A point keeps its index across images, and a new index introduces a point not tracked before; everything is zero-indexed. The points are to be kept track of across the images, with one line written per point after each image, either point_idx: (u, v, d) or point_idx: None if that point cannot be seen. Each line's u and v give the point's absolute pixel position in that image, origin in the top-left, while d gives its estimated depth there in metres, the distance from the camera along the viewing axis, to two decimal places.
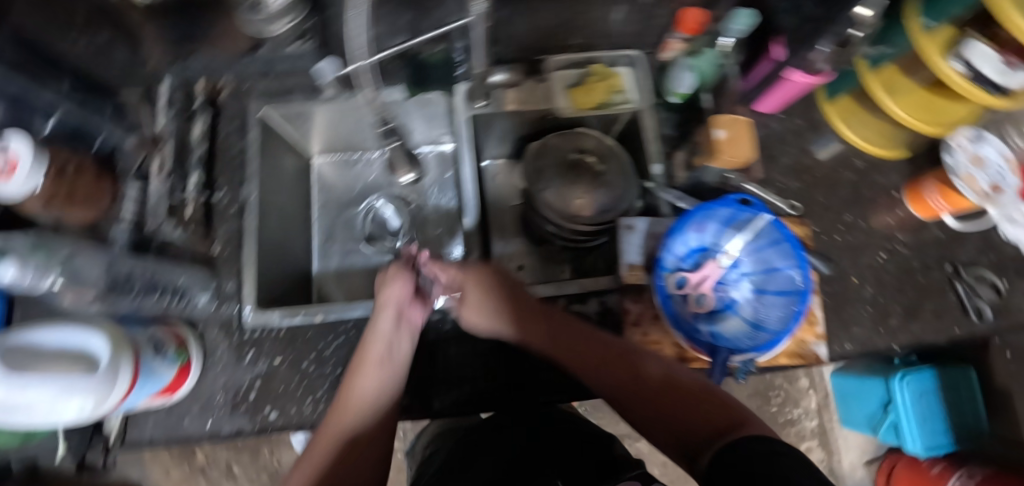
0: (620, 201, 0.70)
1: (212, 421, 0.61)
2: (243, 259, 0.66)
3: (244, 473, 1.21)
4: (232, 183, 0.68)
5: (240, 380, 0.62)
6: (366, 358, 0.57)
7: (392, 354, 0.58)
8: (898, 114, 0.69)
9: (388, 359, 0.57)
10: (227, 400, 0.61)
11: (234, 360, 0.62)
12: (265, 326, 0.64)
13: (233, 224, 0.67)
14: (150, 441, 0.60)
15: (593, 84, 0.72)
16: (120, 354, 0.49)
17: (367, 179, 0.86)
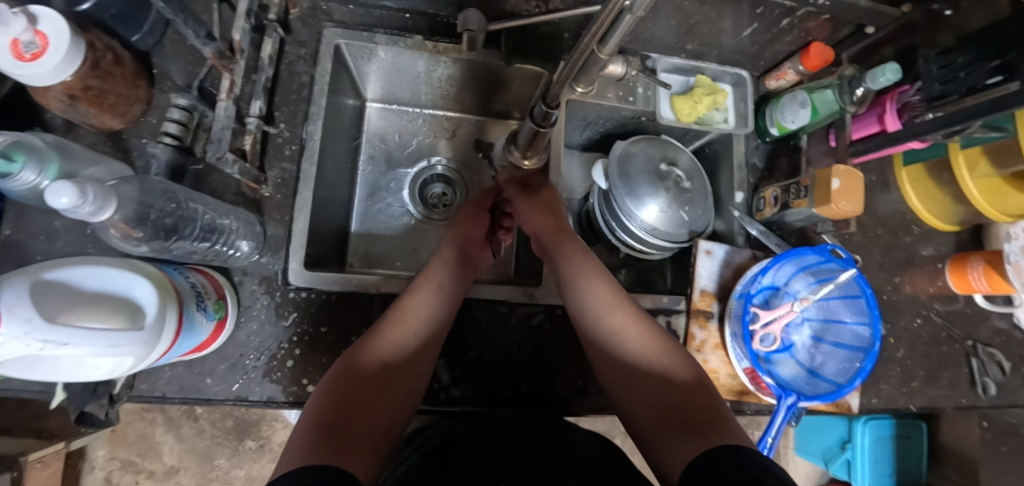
0: (702, 222, 0.68)
1: (240, 385, 0.54)
2: (294, 207, 0.58)
3: (208, 415, 1.14)
4: (292, 118, 0.60)
5: (277, 344, 0.55)
6: (407, 307, 0.53)
7: (429, 300, 0.54)
8: (972, 193, 0.70)
9: (424, 306, 0.53)
10: (259, 364, 0.54)
11: (273, 321, 0.55)
12: (312, 288, 0.57)
13: (288, 165, 0.59)
14: (162, 397, 0.53)
15: (699, 96, 0.68)
16: (167, 306, 0.41)
17: (422, 139, 0.78)
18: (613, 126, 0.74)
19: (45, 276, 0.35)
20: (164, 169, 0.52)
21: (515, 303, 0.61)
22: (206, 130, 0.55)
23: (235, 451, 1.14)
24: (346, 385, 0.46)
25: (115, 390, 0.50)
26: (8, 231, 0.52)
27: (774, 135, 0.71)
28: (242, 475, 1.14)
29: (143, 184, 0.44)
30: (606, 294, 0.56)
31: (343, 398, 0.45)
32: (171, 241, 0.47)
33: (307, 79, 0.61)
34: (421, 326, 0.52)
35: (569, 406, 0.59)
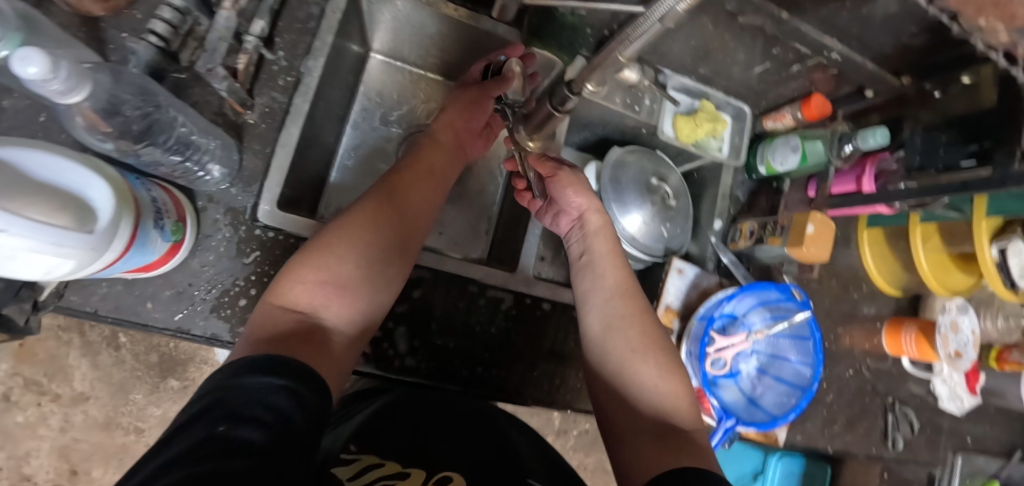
0: (680, 241, 0.70)
1: (183, 315, 0.50)
2: (277, 141, 0.55)
3: (132, 346, 1.07)
4: (293, 48, 0.56)
5: (231, 280, 0.52)
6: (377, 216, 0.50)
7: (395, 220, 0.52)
8: (921, 264, 0.75)
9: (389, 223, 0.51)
10: (209, 298, 0.51)
11: (233, 254, 0.52)
12: (279, 229, 0.53)
13: (279, 96, 0.55)
14: (93, 314, 0.48)
15: (701, 120, 0.69)
16: (122, 214, 0.38)
17: (421, 103, 0.76)
18: (612, 132, 0.75)
19: None
20: (142, 70, 0.48)
21: (487, 284, 0.60)
22: (197, 39, 0.51)
23: (154, 389, 1.08)
24: (293, 302, 0.43)
25: (41, 298, 0.46)
26: None
27: (761, 174, 0.73)
28: (158, 414, 1.08)
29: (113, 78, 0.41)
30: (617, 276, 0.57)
31: (308, 297, 0.44)
32: (141, 146, 0.44)
33: (317, 11, 0.58)
34: (393, 229, 0.51)
35: (523, 395, 0.59)
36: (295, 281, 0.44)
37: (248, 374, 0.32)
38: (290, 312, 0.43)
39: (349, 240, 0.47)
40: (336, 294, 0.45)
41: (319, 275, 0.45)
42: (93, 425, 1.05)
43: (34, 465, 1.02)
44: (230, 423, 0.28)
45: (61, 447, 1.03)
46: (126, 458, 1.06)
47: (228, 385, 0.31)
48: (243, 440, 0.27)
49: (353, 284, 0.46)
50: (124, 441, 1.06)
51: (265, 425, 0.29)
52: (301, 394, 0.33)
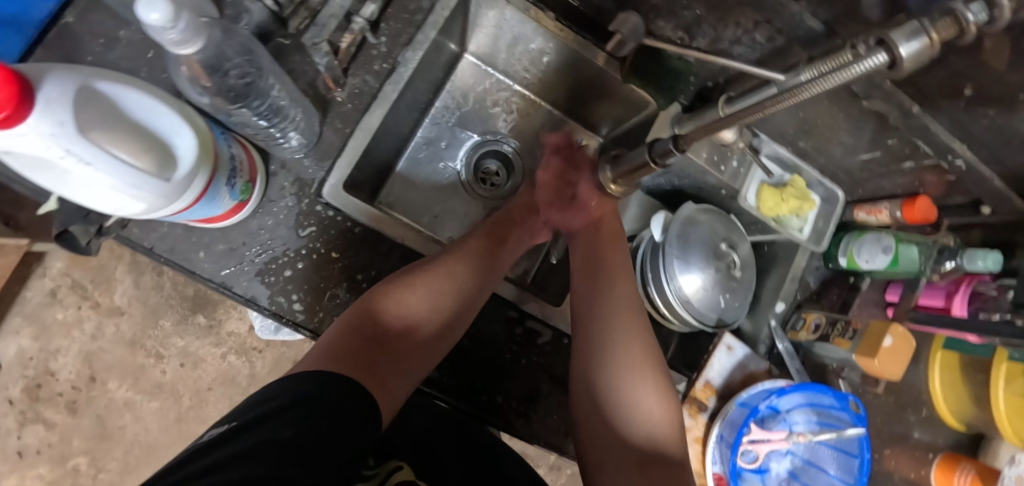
0: (737, 316, 0.65)
1: (229, 272, 0.51)
2: (358, 124, 0.54)
3: (173, 276, 1.11)
4: (396, 36, 0.56)
5: (282, 249, 0.52)
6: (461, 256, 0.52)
7: (476, 262, 0.53)
8: (999, 405, 0.67)
9: (469, 265, 0.52)
10: (257, 261, 0.51)
11: (290, 223, 0.52)
12: (338, 210, 0.53)
13: (371, 80, 0.55)
14: (149, 250, 0.49)
15: (789, 195, 0.65)
16: (200, 169, 0.38)
17: (503, 113, 0.75)
18: (689, 185, 0.71)
19: (96, 86, 0.33)
20: (252, 30, 0.49)
21: (528, 312, 0.58)
22: (309, 10, 0.52)
23: (182, 320, 1.12)
24: (372, 322, 0.46)
25: (106, 224, 0.47)
26: (68, 18, 0.49)
27: (840, 265, 0.68)
28: (180, 346, 1.12)
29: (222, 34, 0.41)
30: (627, 306, 0.52)
31: (381, 326, 0.46)
32: (233, 107, 0.45)
33: (427, 5, 0.58)
34: (475, 274, 0.52)
35: (538, 435, 0.56)
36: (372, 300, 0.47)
37: (318, 384, 0.36)
38: (367, 331, 0.45)
39: (427, 274, 0.50)
40: (407, 323, 0.48)
41: (397, 307, 0.47)
42: (120, 340, 1.09)
43: (61, 362, 1.08)
44: (292, 432, 0.31)
45: (88, 352, 1.08)
46: (141, 379, 1.10)
47: (293, 393, 0.34)
48: (300, 451, 0.30)
49: (423, 317, 0.49)
50: (144, 362, 1.10)
51: (320, 437, 0.32)
52: (353, 422, 0.35)
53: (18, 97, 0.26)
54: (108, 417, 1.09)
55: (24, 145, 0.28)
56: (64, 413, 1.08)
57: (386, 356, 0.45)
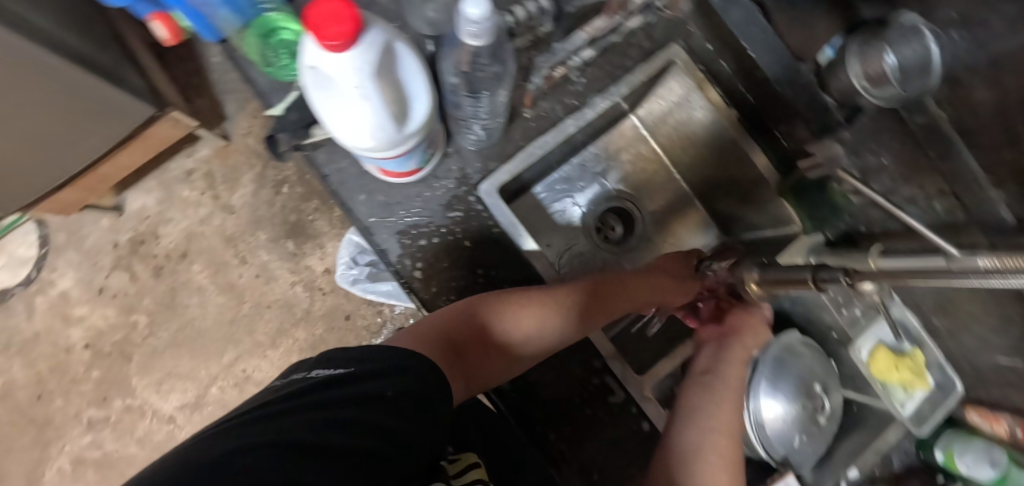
0: (806, 461, 0.63)
1: (376, 221, 0.57)
2: (533, 141, 0.60)
3: (277, 203, 1.31)
4: (593, 81, 0.62)
5: (426, 220, 0.57)
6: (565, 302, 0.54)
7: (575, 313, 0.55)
8: None
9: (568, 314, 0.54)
10: (403, 220, 0.57)
11: (442, 201, 0.57)
12: (487, 207, 0.57)
13: (559, 110, 0.61)
14: (325, 177, 0.57)
15: (903, 364, 0.62)
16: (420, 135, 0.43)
17: (643, 176, 0.78)
18: (799, 314, 0.70)
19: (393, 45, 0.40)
20: None
21: (608, 366, 0.59)
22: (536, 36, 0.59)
23: (275, 239, 1.30)
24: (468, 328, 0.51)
25: (303, 142, 0.55)
26: None
27: (935, 459, 0.67)
28: (263, 259, 1.30)
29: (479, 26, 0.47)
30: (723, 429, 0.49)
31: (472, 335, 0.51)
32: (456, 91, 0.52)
33: (629, 65, 0.63)
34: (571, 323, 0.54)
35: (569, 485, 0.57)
36: (473, 307, 0.53)
37: (415, 360, 0.43)
38: (459, 333, 0.51)
39: (529, 305, 0.53)
40: (498, 343, 0.53)
41: (492, 324, 0.52)
42: (219, 235, 1.30)
43: (165, 233, 1.30)
44: (394, 392, 0.39)
45: (190, 233, 1.30)
46: (221, 272, 1.29)
47: (394, 362, 0.41)
48: (396, 409, 0.38)
49: (511, 341, 0.53)
50: (230, 259, 1.30)
51: (411, 407, 0.40)
52: (438, 398, 0.43)
53: (352, 33, 0.33)
54: (180, 292, 1.30)
55: (332, 70, 0.35)
56: (150, 273, 1.30)
57: (472, 361, 0.51)
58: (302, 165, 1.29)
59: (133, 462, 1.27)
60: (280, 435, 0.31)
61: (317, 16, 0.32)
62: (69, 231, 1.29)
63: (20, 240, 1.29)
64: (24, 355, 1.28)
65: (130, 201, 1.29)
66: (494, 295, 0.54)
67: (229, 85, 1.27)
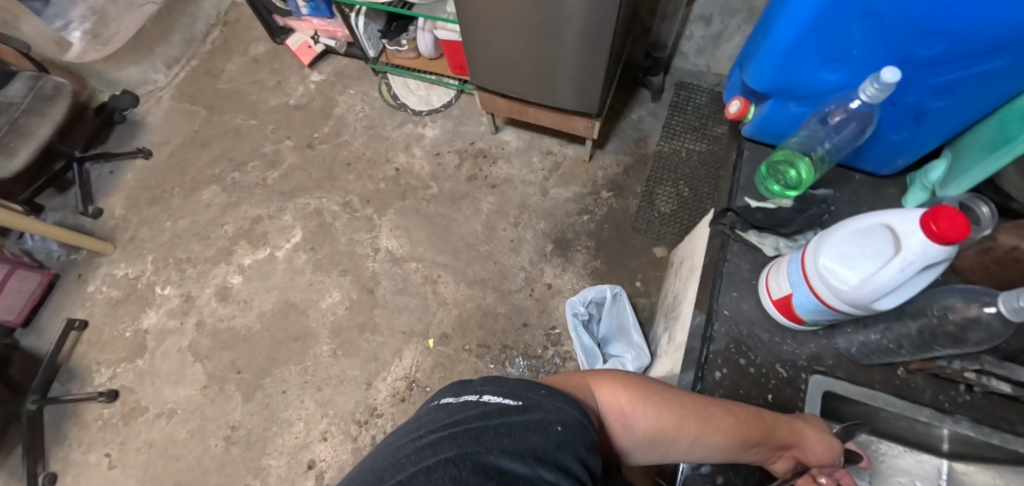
0: None
1: (725, 312, 0.69)
2: (885, 390, 0.64)
3: (571, 220, 1.54)
4: (976, 409, 0.62)
5: (758, 345, 0.67)
6: (714, 416, 0.55)
7: (727, 427, 0.55)
8: None
9: (719, 428, 0.54)
10: (740, 331, 0.68)
11: (780, 348, 0.66)
12: (809, 387, 0.64)
13: (928, 397, 0.63)
14: (725, 259, 0.72)
15: None
16: (866, 310, 0.53)
17: None
18: None
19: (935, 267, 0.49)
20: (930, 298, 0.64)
21: None
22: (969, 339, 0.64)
23: (544, 234, 1.54)
24: (616, 409, 0.54)
25: (737, 230, 0.72)
26: (861, 178, 0.74)
27: None
28: (524, 234, 1.54)
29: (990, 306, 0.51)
30: None
31: (619, 414, 0.54)
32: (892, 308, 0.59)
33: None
34: (727, 435, 0.55)
35: None
36: (619, 405, 0.54)
37: (561, 407, 0.44)
38: (608, 411, 0.54)
39: (678, 419, 0.54)
40: (651, 442, 0.54)
41: (636, 412, 0.54)
42: (521, 197, 1.60)
43: (499, 165, 1.67)
44: (551, 438, 0.41)
45: (509, 179, 1.64)
46: (497, 214, 1.58)
47: (546, 405, 0.44)
48: (549, 450, 0.40)
49: (658, 438, 0.54)
50: (509, 216, 1.58)
51: (564, 451, 0.40)
52: (581, 442, 0.42)
53: (953, 238, 0.44)
54: (465, 201, 1.62)
55: (906, 242, 0.48)
56: (467, 174, 1.66)
57: (610, 438, 0.54)
58: (611, 216, 1.53)
59: (334, 243, 1.61)
60: (457, 455, 0.37)
61: (948, 221, 0.44)
62: (463, 115, 1.77)
63: (440, 94, 1.82)
64: (370, 140, 1.76)
65: (505, 132, 1.70)
66: (638, 401, 0.54)
67: (625, 140, 1.63)
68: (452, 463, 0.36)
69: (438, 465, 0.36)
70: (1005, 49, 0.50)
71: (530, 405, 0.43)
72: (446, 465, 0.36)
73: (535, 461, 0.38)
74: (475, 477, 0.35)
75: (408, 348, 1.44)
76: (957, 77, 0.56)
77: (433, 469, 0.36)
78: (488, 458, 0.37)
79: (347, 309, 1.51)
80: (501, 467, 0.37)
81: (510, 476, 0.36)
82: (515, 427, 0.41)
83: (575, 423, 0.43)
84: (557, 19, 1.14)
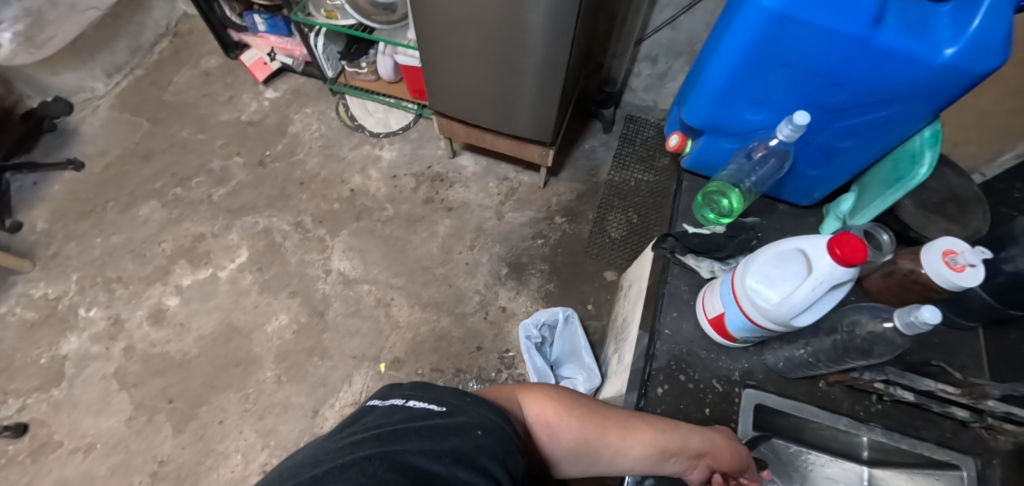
0: None
1: (666, 331, 0.73)
2: (808, 400, 0.69)
3: (526, 244, 1.58)
4: (884, 415, 0.69)
5: (697, 361, 0.71)
6: (633, 427, 0.58)
7: (646, 437, 0.58)
8: None
9: (640, 438, 0.58)
10: (681, 349, 0.71)
11: (716, 365, 0.70)
12: (742, 402, 0.68)
13: (845, 404, 0.69)
14: (666, 281, 0.76)
15: None
16: (788, 328, 0.58)
17: None
18: None
19: (842, 287, 0.55)
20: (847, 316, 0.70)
21: None
22: None
23: (499, 257, 1.56)
24: (541, 420, 0.57)
25: (676, 254, 0.77)
26: (785, 208, 0.82)
27: None
28: (480, 257, 1.56)
29: (890, 321, 0.58)
30: None
31: (543, 425, 0.57)
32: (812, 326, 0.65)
33: (919, 433, 0.68)
34: (647, 445, 0.58)
35: None
36: (545, 416, 0.57)
37: (485, 414, 0.45)
38: (534, 422, 0.57)
39: (599, 430, 0.58)
40: (575, 452, 0.57)
41: (561, 422, 0.57)
42: (478, 221, 1.62)
43: (456, 189, 1.69)
44: (471, 440, 0.42)
45: (466, 203, 1.66)
46: (453, 238, 1.60)
47: (469, 411, 0.45)
48: (468, 450, 0.40)
49: (580, 448, 0.57)
50: (466, 239, 1.59)
51: (483, 454, 0.41)
52: (501, 446, 0.43)
53: (852, 258, 0.50)
54: (421, 223, 1.62)
55: (817, 264, 0.53)
56: (424, 197, 1.67)
57: (535, 448, 0.57)
58: (565, 240, 1.58)
59: (284, 264, 1.56)
60: (375, 453, 0.38)
61: (848, 248, 0.50)
62: (421, 138, 1.79)
63: (399, 117, 1.83)
64: (326, 160, 1.75)
65: (463, 157, 1.74)
66: (562, 411, 0.57)
67: (579, 169, 1.71)
68: (369, 460, 0.37)
69: (353, 462, 0.36)
70: (896, 100, 0.59)
71: (454, 411, 0.45)
72: (362, 463, 0.36)
73: (452, 459, 0.39)
74: (390, 474, 0.36)
75: (358, 373, 1.40)
76: (858, 122, 0.64)
77: (348, 466, 0.36)
78: (406, 458, 0.38)
79: (294, 333, 1.45)
80: (418, 466, 0.37)
81: (425, 475, 0.36)
82: (437, 428, 0.41)
83: (497, 429, 0.44)
84: (514, 49, 1.20)
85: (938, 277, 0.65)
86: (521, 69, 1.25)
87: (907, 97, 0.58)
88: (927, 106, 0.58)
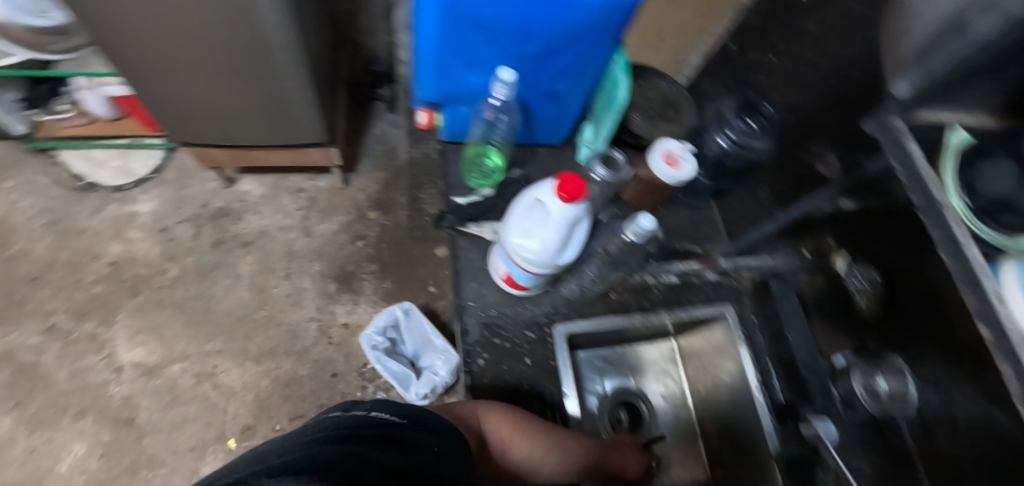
0: None
1: (471, 304, 0.74)
2: (606, 314, 0.77)
3: (347, 251, 1.48)
4: (664, 300, 0.81)
5: (506, 321, 0.74)
6: (568, 451, 0.65)
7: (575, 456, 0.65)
8: None
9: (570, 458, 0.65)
10: (489, 316, 0.74)
11: (524, 317, 0.74)
12: (554, 342, 0.73)
13: (635, 304, 0.79)
14: (457, 256, 0.77)
15: None
16: (556, 268, 0.62)
17: (660, 384, 0.92)
18: None
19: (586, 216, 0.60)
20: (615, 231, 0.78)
21: None
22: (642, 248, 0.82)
23: (324, 275, 1.44)
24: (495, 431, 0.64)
25: (459, 228, 0.78)
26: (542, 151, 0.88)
27: None
28: (302, 284, 1.42)
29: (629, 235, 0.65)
30: None
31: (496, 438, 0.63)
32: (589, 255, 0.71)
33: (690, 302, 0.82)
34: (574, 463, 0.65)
35: None
36: (502, 432, 0.64)
37: (444, 431, 0.55)
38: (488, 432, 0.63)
39: (540, 451, 0.64)
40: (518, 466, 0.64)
41: (511, 436, 0.64)
42: (286, 246, 1.46)
43: (247, 220, 1.48)
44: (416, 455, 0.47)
45: (265, 231, 1.47)
46: (264, 274, 1.42)
47: (435, 426, 0.54)
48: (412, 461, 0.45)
49: (523, 460, 0.64)
50: (279, 270, 1.43)
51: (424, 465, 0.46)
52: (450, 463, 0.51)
53: (573, 196, 0.54)
54: (218, 271, 1.40)
55: (554, 205, 0.56)
56: (211, 241, 1.44)
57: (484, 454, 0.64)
58: (386, 234, 1.51)
59: (51, 385, 1.24)
60: (341, 452, 0.40)
61: (572, 182, 0.54)
62: (180, 176, 1.49)
63: (142, 159, 1.49)
64: (59, 239, 1.38)
65: (243, 183, 1.51)
66: (515, 431, 0.64)
67: (376, 158, 1.61)
68: (337, 454, 0.39)
69: (298, 471, 0.34)
70: (582, 39, 0.64)
71: (411, 425, 0.51)
72: (330, 455, 0.39)
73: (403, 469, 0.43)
74: (357, 466, 0.39)
75: (205, 464, 1.21)
76: (563, 65, 0.69)
77: (317, 455, 0.38)
78: (365, 456, 0.41)
79: (101, 458, 1.19)
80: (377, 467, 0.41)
81: (384, 473, 0.41)
82: (388, 437, 0.46)
83: (447, 448, 0.53)
84: (258, 59, 0.97)
85: (666, 177, 0.77)
86: (275, 78, 1.05)
87: (587, 37, 0.64)
88: (605, 41, 0.65)
